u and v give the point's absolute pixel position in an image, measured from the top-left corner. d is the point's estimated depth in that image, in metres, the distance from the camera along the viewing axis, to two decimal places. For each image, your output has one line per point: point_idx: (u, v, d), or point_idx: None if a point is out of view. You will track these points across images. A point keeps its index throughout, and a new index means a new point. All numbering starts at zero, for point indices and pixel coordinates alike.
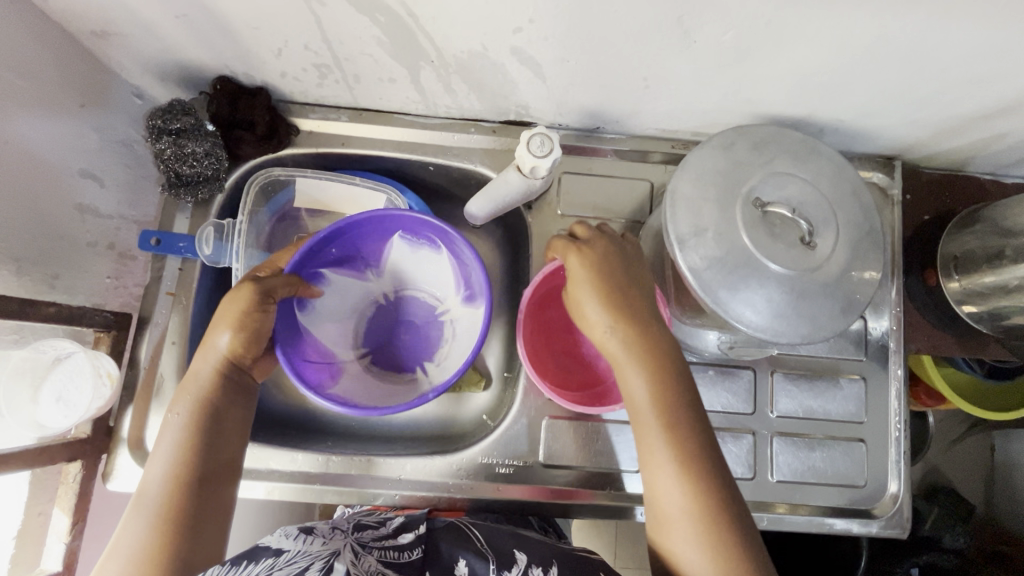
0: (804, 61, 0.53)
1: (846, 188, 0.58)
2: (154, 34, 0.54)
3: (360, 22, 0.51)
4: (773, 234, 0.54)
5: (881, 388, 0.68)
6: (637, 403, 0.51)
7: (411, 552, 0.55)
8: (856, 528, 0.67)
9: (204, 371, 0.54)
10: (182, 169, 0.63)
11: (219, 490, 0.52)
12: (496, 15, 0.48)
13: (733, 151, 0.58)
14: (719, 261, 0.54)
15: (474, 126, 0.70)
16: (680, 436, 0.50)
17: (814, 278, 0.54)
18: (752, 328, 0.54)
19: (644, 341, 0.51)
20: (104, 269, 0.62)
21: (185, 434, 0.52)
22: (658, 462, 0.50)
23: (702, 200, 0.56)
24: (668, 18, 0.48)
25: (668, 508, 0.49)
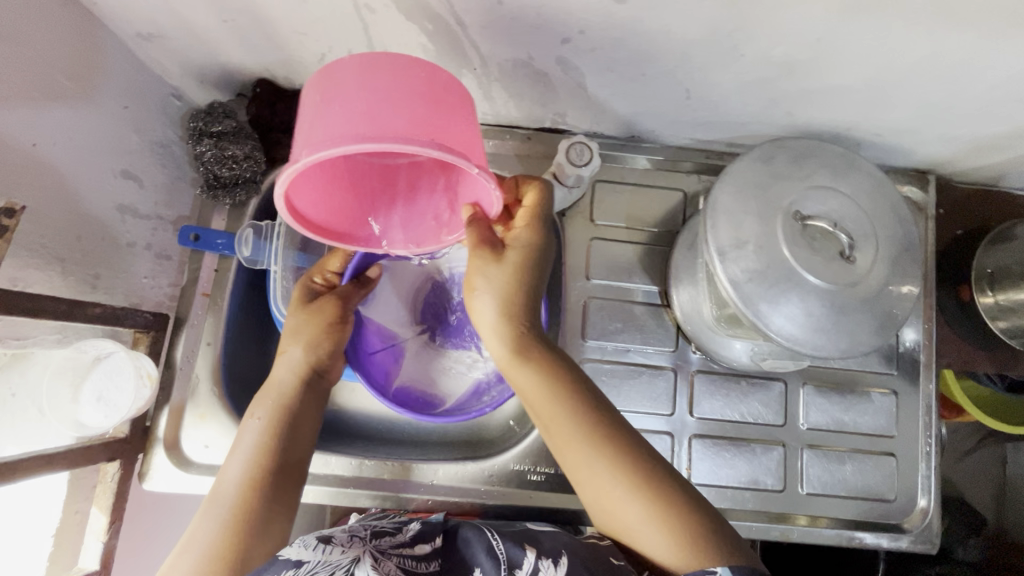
0: (848, 76, 0.53)
1: (885, 203, 0.58)
2: (200, 37, 0.54)
3: (408, 30, 0.51)
4: (813, 247, 0.55)
5: (912, 402, 0.68)
6: (536, 402, 0.52)
7: (428, 565, 0.52)
8: (886, 543, 0.67)
9: (285, 375, 0.58)
10: (221, 171, 0.64)
11: (290, 488, 0.54)
12: (545, 26, 0.49)
13: (773, 163, 0.58)
14: (760, 273, 0.53)
15: (509, 133, 0.70)
16: (602, 429, 0.50)
17: (853, 292, 0.54)
18: (790, 341, 0.53)
19: (528, 332, 0.52)
20: (142, 270, 0.62)
21: (263, 432, 0.54)
22: (590, 454, 0.50)
23: (743, 213, 0.55)
24: (716, 32, 0.48)
25: (597, 495, 0.51)
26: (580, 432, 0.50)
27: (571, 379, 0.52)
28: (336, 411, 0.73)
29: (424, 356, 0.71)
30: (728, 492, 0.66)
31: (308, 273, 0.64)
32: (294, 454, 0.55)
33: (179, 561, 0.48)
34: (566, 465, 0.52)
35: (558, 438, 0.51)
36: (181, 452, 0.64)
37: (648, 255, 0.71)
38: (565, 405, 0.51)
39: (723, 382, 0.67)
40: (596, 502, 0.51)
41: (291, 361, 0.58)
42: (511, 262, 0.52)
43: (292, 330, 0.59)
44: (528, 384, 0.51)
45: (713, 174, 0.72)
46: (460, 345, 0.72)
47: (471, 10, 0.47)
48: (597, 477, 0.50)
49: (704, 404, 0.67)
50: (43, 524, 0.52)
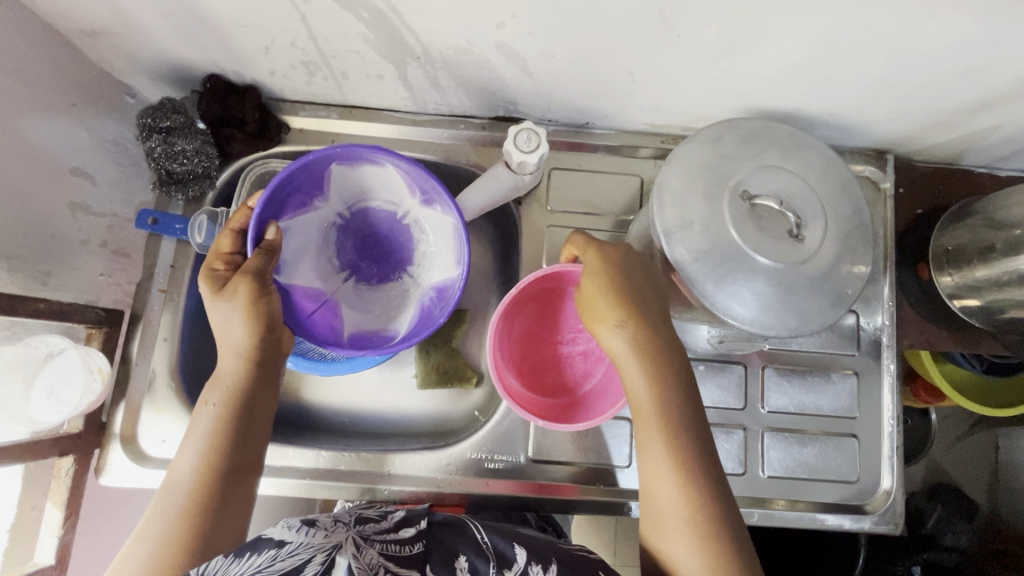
0: (789, 54, 0.53)
1: (835, 180, 0.58)
2: (142, 32, 0.55)
3: (344, 19, 0.51)
4: (760, 226, 0.53)
5: (874, 383, 0.68)
6: (641, 401, 0.51)
7: (411, 547, 0.54)
8: (849, 524, 0.66)
9: (234, 362, 0.54)
10: (173, 167, 0.64)
11: (245, 480, 0.54)
12: (478, 11, 0.49)
13: (721, 144, 0.57)
14: (707, 254, 0.53)
15: (464, 122, 0.70)
16: (686, 448, 0.50)
17: (800, 271, 0.53)
18: (739, 322, 0.53)
19: (650, 335, 0.51)
20: (97, 266, 0.63)
21: (217, 423, 0.53)
22: (665, 472, 0.49)
23: (690, 193, 0.55)
24: (650, 12, 0.48)
25: (659, 505, 0.50)
26: (661, 432, 0.50)
27: (674, 396, 0.51)
28: (301, 405, 0.74)
29: (360, 299, 0.67)
30: None
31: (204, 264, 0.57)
32: (250, 443, 0.54)
33: (131, 553, 0.49)
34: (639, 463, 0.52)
35: (645, 442, 0.51)
36: (138, 447, 0.64)
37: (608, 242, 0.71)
38: (664, 419, 0.50)
39: None
40: (644, 498, 0.51)
41: (231, 349, 0.54)
42: (602, 268, 0.53)
43: (224, 310, 0.54)
44: (631, 379, 0.51)
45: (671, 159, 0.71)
46: (393, 270, 0.69)
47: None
48: (662, 493, 0.49)
49: None
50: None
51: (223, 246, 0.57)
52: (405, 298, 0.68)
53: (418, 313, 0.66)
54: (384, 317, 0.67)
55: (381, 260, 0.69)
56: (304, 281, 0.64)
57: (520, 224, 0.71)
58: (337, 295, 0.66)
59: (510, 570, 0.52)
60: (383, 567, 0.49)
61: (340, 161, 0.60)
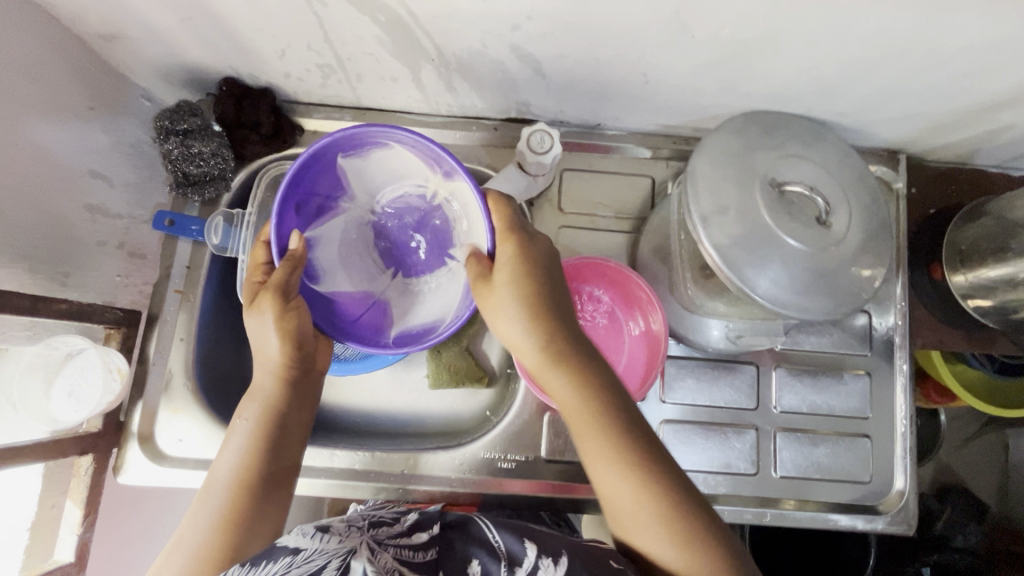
0: (803, 55, 0.53)
1: (855, 172, 0.59)
2: (160, 35, 0.55)
3: (361, 22, 0.52)
4: (791, 212, 0.54)
5: (886, 383, 0.68)
6: (573, 406, 0.52)
7: (425, 553, 0.53)
8: (862, 525, 0.66)
9: (268, 378, 0.56)
10: (190, 169, 0.64)
11: (283, 487, 0.55)
12: (494, 14, 0.49)
13: (747, 135, 0.58)
14: (743, 238, 0.53)
15: (476, 124, 0.70)
16: (624, 441, 0.50)
17: (833, 256, 0.54)
18: (778, 305, 0.52)
19: (556, 337, 0.52)
20: (115, 267, 0.63)
21: (252, 436, 0.55)
22: (612, 469, 0.50)
23: (722, 180, 0.55)
24: (665, 14, 0.48)
25: (618, 502, 0.50)
26: (595, 430, 0.51)
27: (605, 391, 0.51)
28: (314, 404, 0.74)
29: (407, 294, 0.65)
30: (701, 477, 0.65)
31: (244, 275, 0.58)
32: (283, 454, 0.56)
33: (170, 561, 0.51)
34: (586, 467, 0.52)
35: (587, 446, 0.51)
36: (156, 446, 0.65)
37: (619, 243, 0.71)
38: (598, 419, 0.51)
39: (695, 366, 0.67)
40: (603, 498, 0.52)
41: (267, 362, 0.56)
42: (500, 283, 0.53)
43: (262, 328, 0.55)
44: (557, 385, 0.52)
45: (683, 160, 0.71)
46: (435, 257, 0.64)
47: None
48: (617, 491, 0.50)
49: (676, 390, 0.67)
50: (19, 518, 0.53)
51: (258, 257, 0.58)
52: (453, 283, 0.63)
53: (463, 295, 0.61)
54: (430, 310, 0.63)
55: (422, 249, 0.65)
56: (349, 285, 0.63)
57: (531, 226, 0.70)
58: (386, 295, 0.65)
59: (521, 567, 0.51)
60: (398, 570, 0.49)
61: (340, 151, 0.57)
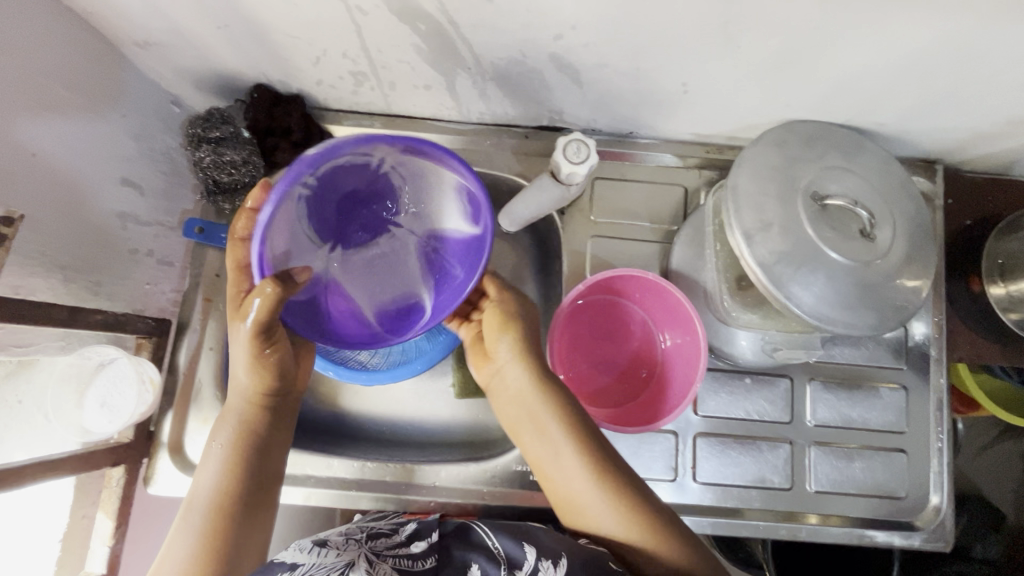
0: (847, 66, 0.52)
1: (896, 182, 0.59)
2: (195, 43, 0.55)
3: (400, 30, 0.51)
4: (834, 226, 0.54)
5: (923, 397, 0.67)
6: (530, 403, 0.59)
7: (424, 562, 0.51)
8: (897, 541, 0.65)
9: (241, 401, 0.56)
10: (221, 177, 0.64)
11: (263, 502, 0.55)
12: (536, 24, 0.48)
13: (787, 146, 0.57)
14: (787, 255, 0.53)
15: (507, 132, 0.69)
16: (580, 432, 0.57)
17: (875, 269, 0.55)
18: (825, 322, 0.53)
19: (529, 350, 0.61)
20: (144, 276, 0.63)
21: (228, 459, 0.54)
22: (568, 457, 0.57)
23: (764, 196, 0.55)
24: (711, 24, 0.47)
25: (570, 489, 0.56)
26: (561, 431, 0.57)
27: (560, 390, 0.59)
28: (340, 413, 0.74)
29: (363, 269, 0.60)
30: (735, 491, 0.65)
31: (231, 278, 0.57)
32: (263, 473, 0.56)
33: None
34: (540, 461, 0.59)
35: (544, 439, 0.58)
36: (185, 456, 0.64)
37: (650, 252, 0.70)
38: (555, 413, 0.58)
39: (727, 378, 0.66)
40: (554, 489, 0.58)
41: (241, 390, 0.56)
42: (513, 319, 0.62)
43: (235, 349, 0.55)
44: (521, 385, 0.60)
45: (715, 168, 0.70)
46: (377, 218, 0.60)
47: (462, 10, 0.47)
48: (570, 477, 0.56)
49: (709, 402, 0.66)
50: (48, 530, 0.53)
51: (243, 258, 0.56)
52: (404, 252, 0.62)
53: (426, 267, 0.62)
54: (394, 284, 0.61)
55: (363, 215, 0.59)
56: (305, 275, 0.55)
57: (561, 235, 0.70)
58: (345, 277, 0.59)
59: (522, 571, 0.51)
60: None
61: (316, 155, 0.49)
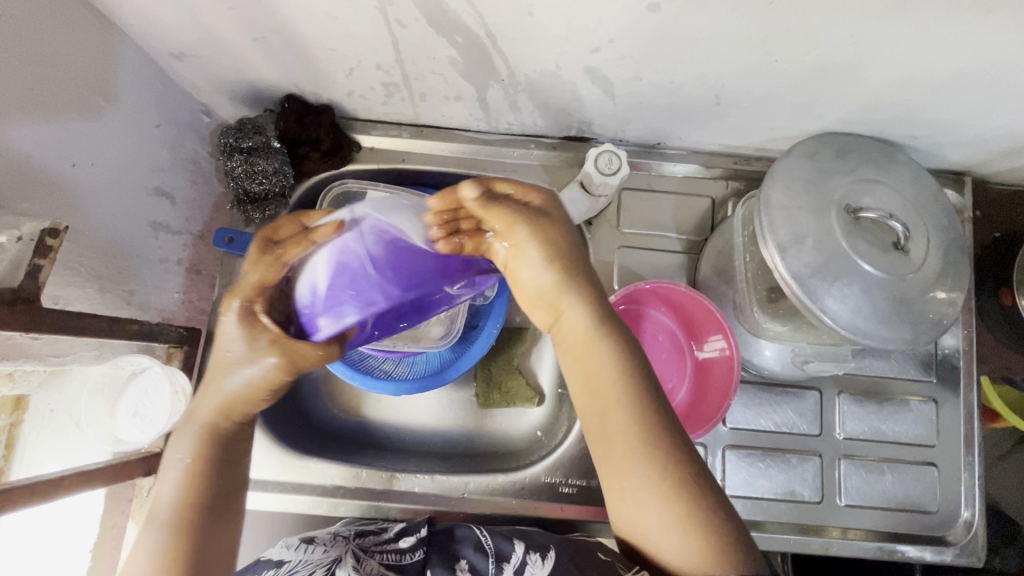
0: (884, 80, 0.52)
1: (929, 195, 0.59)
2: (231, 55, 0.55)
3: (436, 43, 0.51)
4: (868, 240, 0.54)
5: (952, 410, 0.66)
6: (600, 385, 0.48)
7: (412, 555, 0.56)
8: (929, 556, 0.65)
9: (215, 410, 0.48)
10: (251, 186, 0.65)
11: (231, 514, 0.49)
12: (576, 38, 0.48)
13: (820, 159, 0.57)
14: (822, 268, 0.53)
15: (534, 142, 0.69)
16: (661, 434, 0.46)
17: (911, 283, 0.54)
18: (862, 337, 0.52)
19: (609, 315, 0.50)
20: (174, 284, 0.63)
21: (193, 471, 0.47)
22: (638, 467, 0.45)
23: (798, 209, 0.55)
24: (750, 39, 0.47)
25: (640, 507, 0.45)
26: (623, 407, 0.46)
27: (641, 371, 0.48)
28: (364, 422, 0.74)
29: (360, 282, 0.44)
30: (764, 504, 0.64)
31: (224, 298, 0.47)
32: (229, 482, 0.49)
33: None
34: (603, 456, 0.47)
35: (614, 435, 0.47)
36: None
37: (677, 263, 0.70)
38: (634, 405, 0.46)
39: (755, 391, 0.66)
40: (618, 498, 0.47)
41: (218, 397, 0.48)
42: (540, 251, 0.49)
43: (235, 364, 0.46)
44: (597, 364, 0.48)
45: (742, 180, 0.70)
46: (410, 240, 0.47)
47: (503, 23, 0.47)
48: (639, 494, 0.45)
49: (737, 415, 0.66)
50: (81, 540, 0.54)
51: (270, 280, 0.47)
52: None
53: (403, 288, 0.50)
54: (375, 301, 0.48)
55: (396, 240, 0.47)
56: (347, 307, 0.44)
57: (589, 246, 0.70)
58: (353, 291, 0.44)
59: (509, 563, 0.54)
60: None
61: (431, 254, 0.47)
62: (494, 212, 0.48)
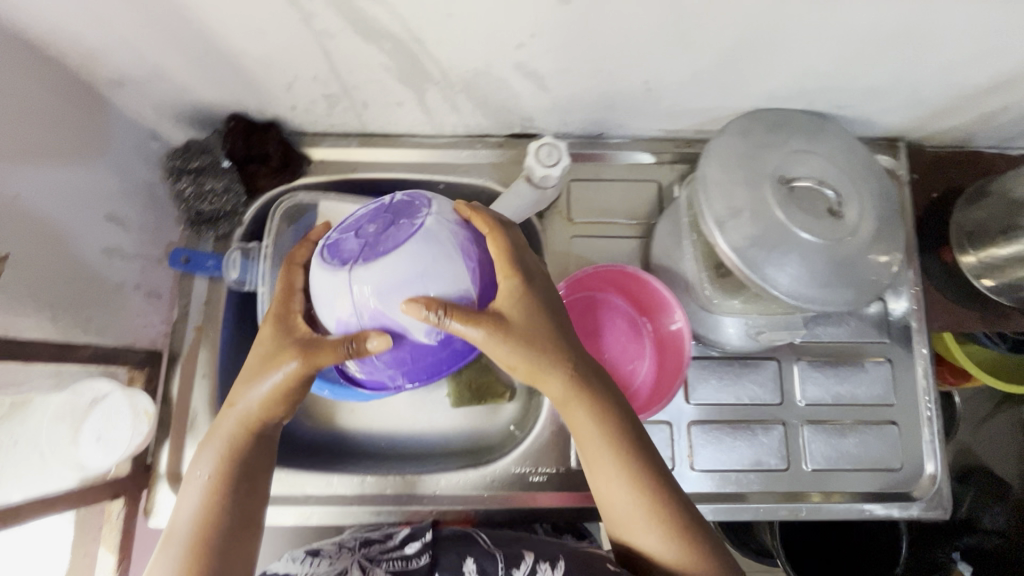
0: (800, 53, 0.54)
1: (861, 161, 0.61)
2: (169, 78, 0.56)
3: (367, 51, 0.53)
4: (802, 207, 0.56)
5: (908, 368, 0.68)
6: (591, 442, 0.51)
7: (418, 560, 0.55)
8: (898, 513, 0.66)
9: (237, 424, 0.52)
10: (202, 206, 0.66)
11: (247, 538, 0.50)
12: (498, 36, 0.50)
13: (751, 135, 0.59)
14: (759, 239, 0.54)
15: (481, 142, 0.71)
16: (639, 470, 0.50)
17: (847, 246, 0.56)
18: (799, 300, 0.54)
19: (588, 378, 0.51)
20: (133, 309, 0.64)
21: (209, 488, 0.50)
22: (627, 504, 0.50)
23: (733, 183, 0.57)
24: (663, 24, 0.49)
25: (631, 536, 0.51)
26: (607, 457, 0.51)
27: (616, 418, 0.51)
28: (339, 431, 0.75)
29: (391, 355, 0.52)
30: (733, 476, 0.65)
31: (274, 304, 0.55)
32: (249, 500, 0.51)
33: None
34: (596, 488, 0.53)
35: (601, 477, 0.52)
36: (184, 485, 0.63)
37: (631, 249, 0.72)
38: (615, 451, 0.51)
39: (718, 365, 0.67)
40: (614, 524, 0.53)
41: (237, 412, 0.52)
42: (509, 348, 0.47)
43: (257, 374, 0.50)
44: (581, 425, 0.51)
45: (687, 162, 0.72)
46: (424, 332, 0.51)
47: (426, 27, 0.49)
48: (629, 523, 0.51)
49: (700, 390, 0.67)
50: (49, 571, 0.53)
51: (296, 283, 0.55)
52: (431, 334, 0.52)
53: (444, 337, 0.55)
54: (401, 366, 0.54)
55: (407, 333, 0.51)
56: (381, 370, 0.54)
57: (544, 239, 0.71)
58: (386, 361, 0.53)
59: (519, 568, 0.54)
60: None
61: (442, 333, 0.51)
62: (453, 324, 0.46)
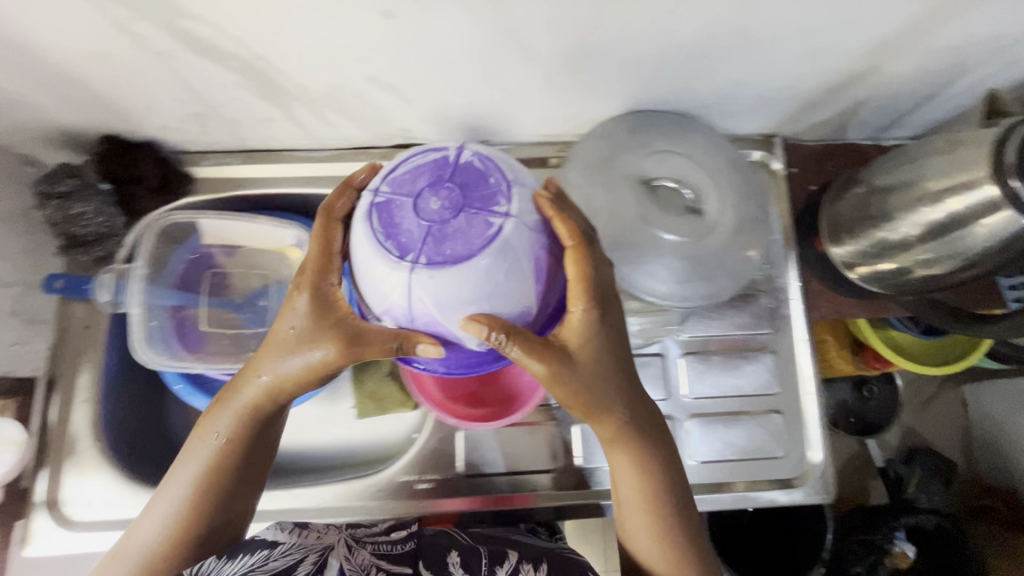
0: (637, 56, 0.54)
1: (723, 159, 0.63)
2: (19, 102, 0.56)
3: (213, 69, 0.53)
4: (659, 202, 0.60)
5: (789, 358, 0.70)
6: (622, 461, 0.55)
7: (403, 545, 0.58)
8: (780, 500, 0.67)
9: (261, 394, 0.52)
10: (76, 230, 0.65)
11: (224, 534, 0.56)
12: (334, 49, 0.50)
13: (612, 138, 0.63)
14: (613, 242, 0.59)
15: (364, 154, 0.71)
16: (658, 488, 0.55)
17: (708, 241, 0.59)
18: (660, 298, 0.60)
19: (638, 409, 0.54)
20: (8, 336, 0.63)
21: (202, 474, 0.53)
22: (638, 515, 0.55)
23: (592, 187, 0.63)
24: (487, 26, 0.49)
25: (630, 536, 0.56)
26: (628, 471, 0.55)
27: (653, 444, 0.55)
28: None
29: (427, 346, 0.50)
30: None
31: (304, 257, 0.51)
32: (242, 481, 0.55)
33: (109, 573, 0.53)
34: (618, 492, 0.57)
35: (625, 485, 0.55)
36: (62, 512, 0.65)
37: None
38: (644, 469, 0.55)
39: None
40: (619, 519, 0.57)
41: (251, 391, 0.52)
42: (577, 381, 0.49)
43: (292, 345, 0.50)
44: (622, 452, 0.55)
45: None
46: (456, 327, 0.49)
47: (255, 38, 0.48)
48: (636, 526, 0.55)
49: None
50: None
51: (316, 236, 0.51)
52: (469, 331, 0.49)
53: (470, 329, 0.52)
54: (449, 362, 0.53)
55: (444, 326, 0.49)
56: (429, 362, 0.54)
57: None
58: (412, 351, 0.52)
59: (500, 565, 0.55)
60: (374, 566, 0.54)
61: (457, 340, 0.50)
62: (517, 351, 0.47)
